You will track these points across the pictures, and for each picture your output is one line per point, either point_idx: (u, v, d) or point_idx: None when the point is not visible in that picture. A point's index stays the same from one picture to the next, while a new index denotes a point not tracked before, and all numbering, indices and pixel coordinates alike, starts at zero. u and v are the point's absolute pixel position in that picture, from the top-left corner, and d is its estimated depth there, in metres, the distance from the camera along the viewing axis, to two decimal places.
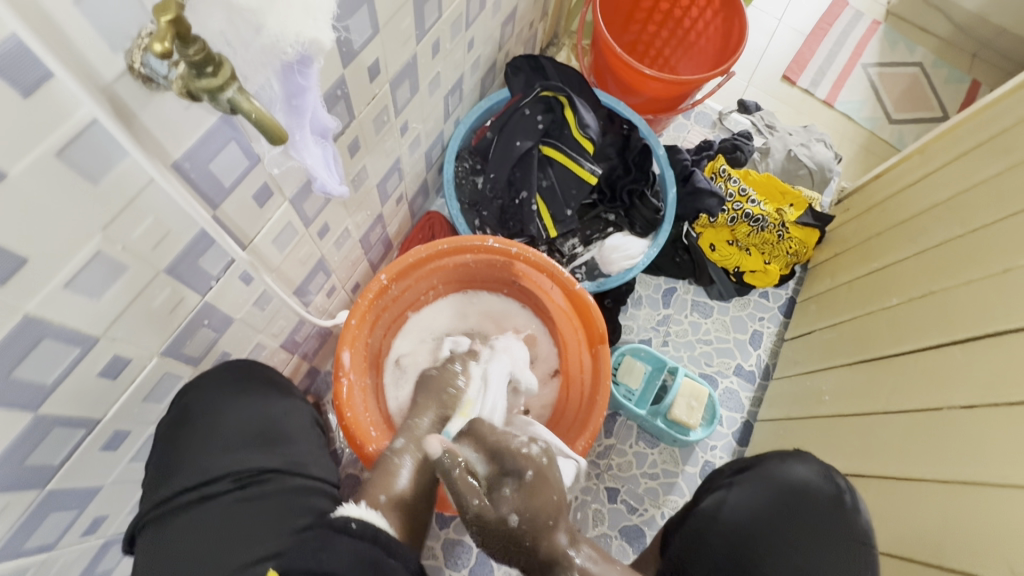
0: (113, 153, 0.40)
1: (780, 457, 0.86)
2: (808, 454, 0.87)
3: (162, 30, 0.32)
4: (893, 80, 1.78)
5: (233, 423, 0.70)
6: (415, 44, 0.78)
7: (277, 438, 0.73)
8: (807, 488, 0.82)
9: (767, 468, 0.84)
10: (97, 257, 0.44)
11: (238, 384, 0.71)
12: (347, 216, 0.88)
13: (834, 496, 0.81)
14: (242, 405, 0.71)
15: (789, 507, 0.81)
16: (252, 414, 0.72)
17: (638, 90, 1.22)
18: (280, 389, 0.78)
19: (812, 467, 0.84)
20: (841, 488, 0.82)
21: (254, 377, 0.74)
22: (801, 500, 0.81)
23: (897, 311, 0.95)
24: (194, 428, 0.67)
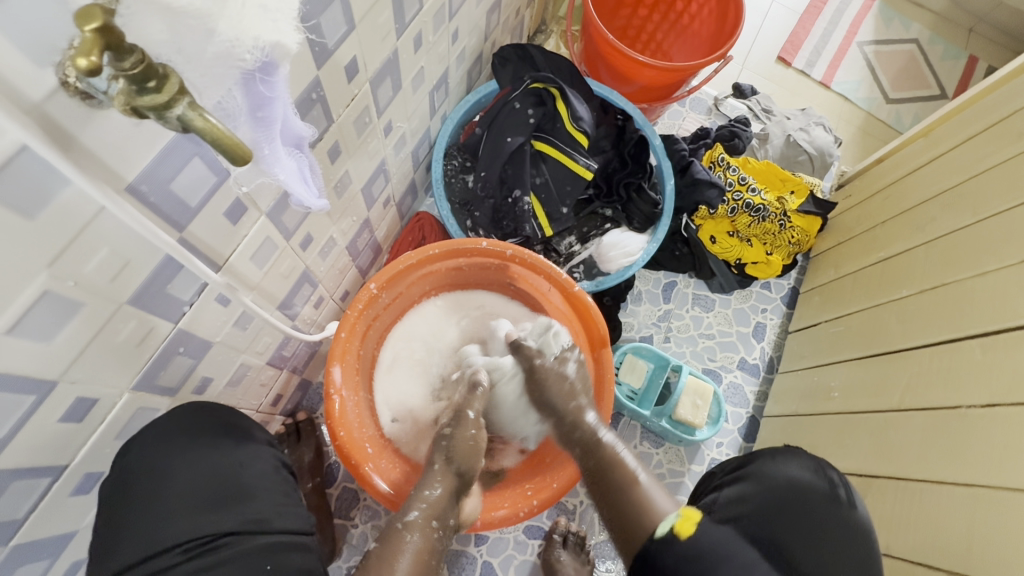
0: (50, 181, 0.36)
1: (780, 458, 0.82)
2: (814, 455, 0.82)
3: (88, 42, 0.28)
4: (889, 58, 1.74)
5: (188, 476, 0.60)
6: (395, 38, 0.73)
7: (245, 492, 0.62)
8: (799, 484, 0.68)
9: (758, 467, 0.72)
10: (45, 296, 0.40)
11: (190, 431, 0.62)
12: (330, 224, 0.83)
13: (830, 493, 0.67)
14: (198, 455, 0.62)
15: (784, 510, 0.66)
16: (212, 465, 0.62)
17: (631, 78, 1.17)
18: (243, 430, 0.68)
19: (806, 464, 0.71)
20: (835, 483, 0.69)
21: (212, 420, 0.65)
22: (800, 500, 0.66)
23: (907, 303, 0.92)
24: (141, 487, 0.58)
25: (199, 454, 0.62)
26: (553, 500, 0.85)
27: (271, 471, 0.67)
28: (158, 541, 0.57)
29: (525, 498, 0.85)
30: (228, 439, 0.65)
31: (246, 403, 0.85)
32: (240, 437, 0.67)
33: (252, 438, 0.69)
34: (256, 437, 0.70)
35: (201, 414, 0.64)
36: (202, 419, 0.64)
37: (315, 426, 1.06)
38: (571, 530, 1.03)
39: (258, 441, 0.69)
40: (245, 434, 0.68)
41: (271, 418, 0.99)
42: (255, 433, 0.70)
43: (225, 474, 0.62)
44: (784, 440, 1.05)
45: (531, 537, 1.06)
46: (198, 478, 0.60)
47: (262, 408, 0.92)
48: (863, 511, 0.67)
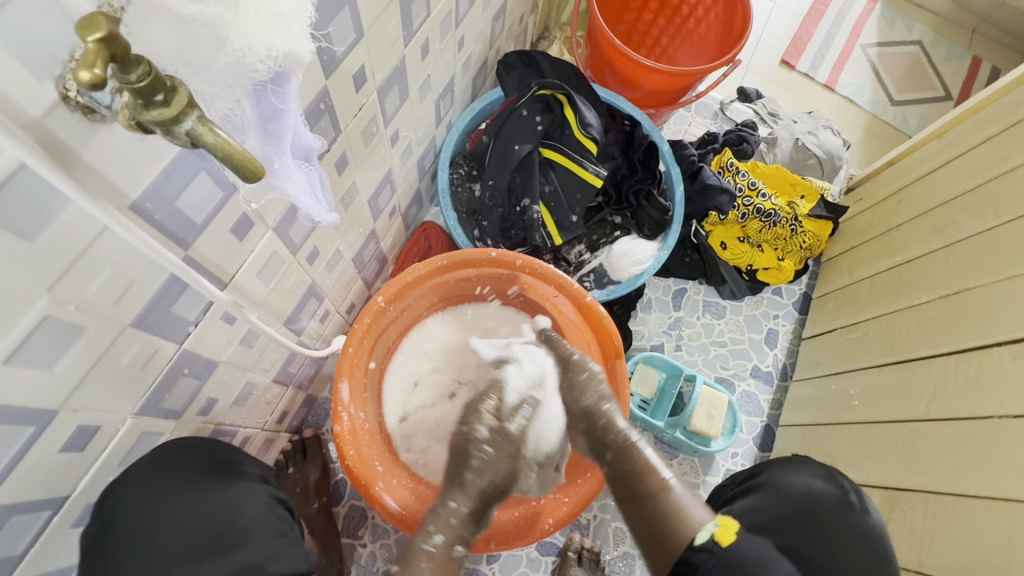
0: (50, 201, 0.33)
1: (781, 465, 0.77)
2: (810, 461, 0.78)
3: (92, 51, 0.25)
4: (893, 60, 1.73)
5: (174, 522, 0.56)
6: (402, 46, 0.71)
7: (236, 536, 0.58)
8: (817, 494, 0.71)
9: (770, 479, 0.75)
10: (45, 322, 0.37)
11: (174, 473, 0.58)
12: (337, 237, 0.80)
13: (842, 498, 0.70)
14: (181, 501, 0.57)
15: (808, 519, 0.68)
16: (196, 512, 0.58)
17: (638, 84, 1.15)
18: (235, 467, 0.65)
19: (816, 473, 0.74)
20: (846, 489, 0.72)
21: (198, 457, 0.61)
22: (815, 509, 0.69)
23: (928, 309, 0.90)
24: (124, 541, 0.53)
25: (184, 497, 0.58)
26: (569, 518, 0.82)
27: (265, 510, 0.63)
28: None
29: (540, 514, 0.82)
30: (215, 479, 0.61)
31: (252, 422, 0.83)
32: (231, 474, 0.63)
33: (242, 475, 0.65)
34: (248, 472, 0.66)
35: (189, 450, 0.60)
36: (188, 456, 0.60)
37: (323, 442, 1.03)
38: (585, 547, 1.01)
39: (249, 477, 0.65)
40: (236, 471, 0.65)
41: (277, 436, 0.96)
42: (247, 469, 0.66)
43: (214, 519, 0.58)
44: (803, 451, 1.02)
45: (544, 554, 1.03)
46: (181, 520, 0.57)
47: (268, 426, 0.90)
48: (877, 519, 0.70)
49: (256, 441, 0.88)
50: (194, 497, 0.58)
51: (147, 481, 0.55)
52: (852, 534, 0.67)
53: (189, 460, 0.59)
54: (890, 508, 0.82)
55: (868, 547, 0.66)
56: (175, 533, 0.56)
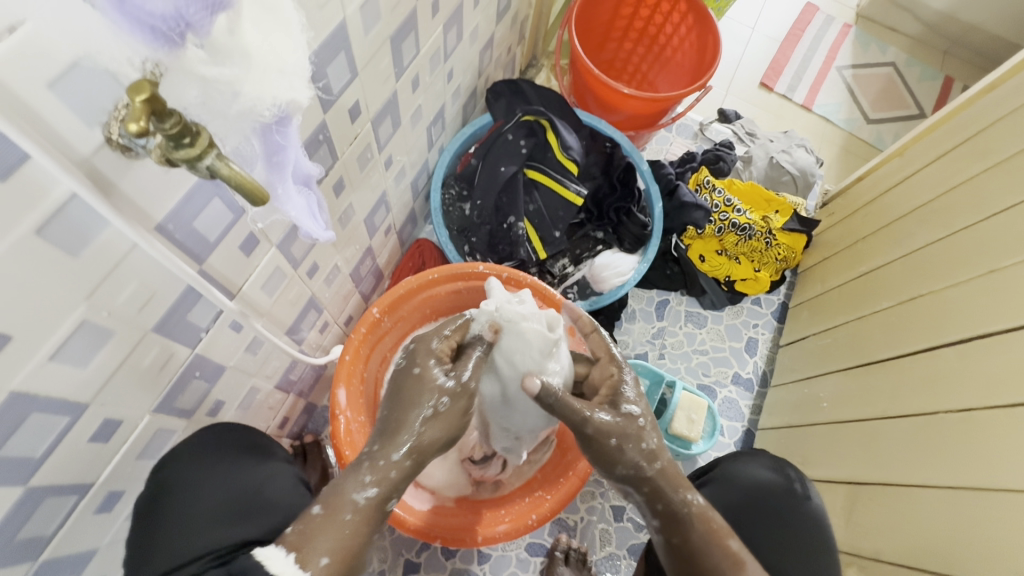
0: (92, 224, 0.40)
1: (733, 457, 0.85)
2: (762, 452, 0.86)
3: (138, 109, 0.32)
4: (867, 81, 1.82)
5: (217, 487, 0.70)
6: (394, 81, 0.79)
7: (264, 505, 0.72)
8: (765, 486, 0.81)
9: (725, 471, 0.83)
10: (81, 326, 0.44)
11: (218, 449, 0.71)
12: (336, 253, 0.88)
13: (787, 488, 0.81)
14: (223, 471, 0.71)
15: (754, 507, 0.80)
16: (235, 481, 0.72)
17: (617, 108, 1.23)
18: (264, 449, 0.78)
19: (766, 464, 0.83)
20: (793, 479, 0.82)
21: (238, 438, 0.74)
22: (761, 501, 0.80)
23: (888, 315, 0.96)
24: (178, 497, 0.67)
25: (228, 469, 0.72)
26: (551, 513, 0.87)
27: (291, 486, 0.76)
28: (192, 549, 0.66)
29: (525, 512, 0.87)
30: (252, 457, 0.75)
31: (256, 426, 0.89)
32: (262, 454, 0.77)
33: (272, 456, 0.79)
34: (276, 454, 0.80)
35: (231, 433, 0.73)
36: (230, 438, 0.73)
37: (322, 447, 1.09)
38: (572, 547, 1.04)
39: (277, 458, 0.79)
40: (265, 452, 0.78)
41: (278, 441, 1.02)
42: (275, 451, 0.80)
43: (250, 490, 0.73)
44: (778, 452, 1.07)
45: (533, 555, 1.08)
46: (221, 489, 0.71)
47: (270, 431, 0.96)
48: (817, 502, 0.81)
49: None
50: (234, 471, 0.72)
51: (198, 455, 0.68)
52: (791, 517, 0.79)
53: (231, 441, 0.73)
54: (852, 503, 0.87)
55: (808, 526, 0.79)
56: (217, 495, 0.70)
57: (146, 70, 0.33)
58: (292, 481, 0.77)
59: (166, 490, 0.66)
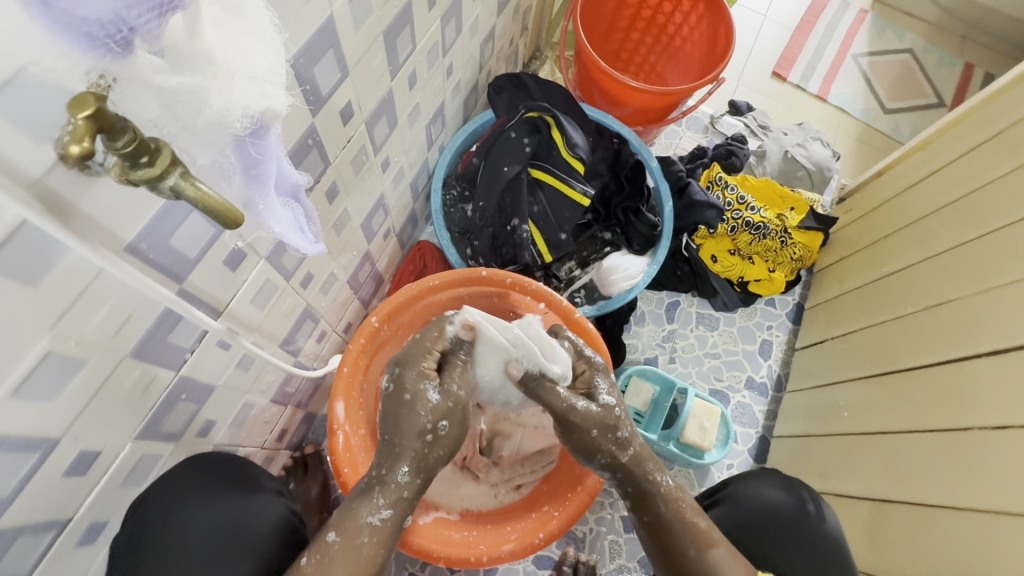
0: (50, 250, 0.36)
1: (743, 475, 0.81)
2: (772, 472, 0.82)
3: (82, 128, 0.28)
4: (884, 69, 1.75)
5: (206, 521, 0.67)
6: (389, 79, 0.74)
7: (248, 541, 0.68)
8: (778, 508, 0.77)
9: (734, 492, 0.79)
10: (46, 358, 0.40)
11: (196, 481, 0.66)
12: (331, 260, 0.84)
13: (799, 509, 0.76)
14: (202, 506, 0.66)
15: (770, 531, 0.75)
16: (219, 515, 0.68)
17: (625, 102, 1.18)
18: (255, 481, 0.73)
19: (777, 483, 0.79)
20: (806, 500, 0.78)
21: (222, 470, 0.70)
22: (773, 523, 0.76)
23: (913, 320, 0.91)
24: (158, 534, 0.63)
25: (214, 505, 0.68)
26: (560, 532, 0.84)
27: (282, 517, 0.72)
28: None
29: (533, 530, 0.84)
30: (241, 490, 0.71)
31: (252, 441, 0.86)
32: (252, 487, 0.72)
33: (262, 488, 0.73)
34: (266, 485, 0.74)
35: (218, 465, 0.69)
36: (215, 471, 0.68)
37: (323, 458, 1.06)
38: (581, 561, 1.01)
39: (267, 490, 0.73)
40: (255, 484, 0.73)
41: (277, 454, 0.99)
42: (265, 482, 0.74)
43: (239, 526, 0.68)
44: (794, 462, 1.03)
45: (541, 568, 1.05)
46: (205, 524, 0.67)
47: (268, 445, 0.93)
48: (833, 526, 0.76)
49: (256, 459, 0.91)
50: (222, 506, 0.68)
51: (180, 491, 0.65)
52: (807, 540, 0.74)
53: (216, 475, 0.68)
54: (875, 522, 0.82)
55: (824, 550, 0.74)
56: (207, 531, 0.67)
57: (92, 83, 0.30)
58: (276, 513, 0.72)
59: (146, 528, 0.62)
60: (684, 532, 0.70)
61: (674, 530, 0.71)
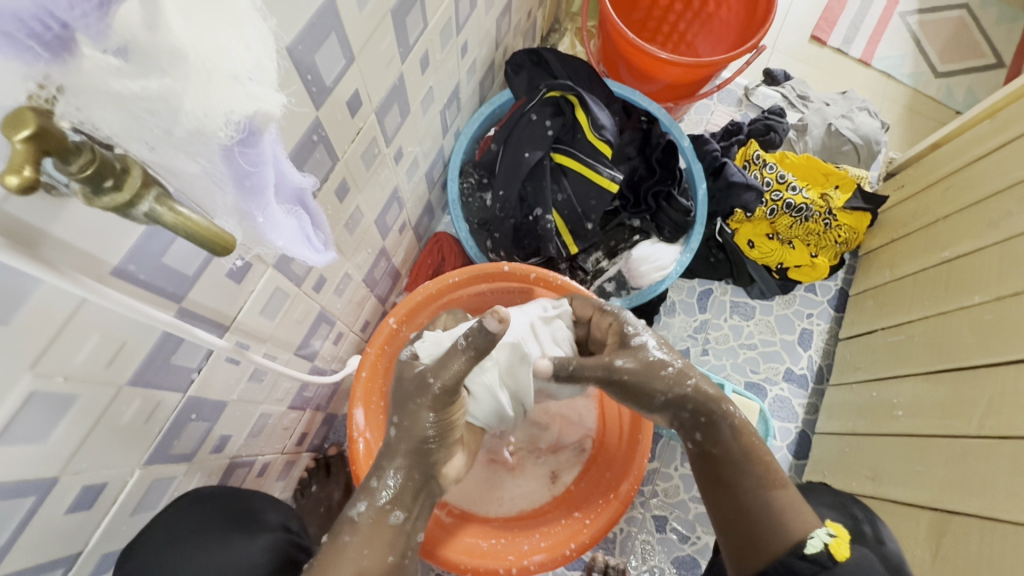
0: (20, 287, 0.32)
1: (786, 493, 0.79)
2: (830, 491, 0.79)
3: (21, 153, 0.23)
4: (936, 28, 1.60)
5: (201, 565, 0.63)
6: (399, 63, 0.68)
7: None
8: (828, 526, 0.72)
9: None
10: (32, 398, 0.36)
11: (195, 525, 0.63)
12: (344, 261, 0.79)
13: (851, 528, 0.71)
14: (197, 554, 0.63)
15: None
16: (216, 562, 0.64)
17: (654, 77, 1.09)
18: (255, 517, 0.69)
19: (827, 504, 0.75)
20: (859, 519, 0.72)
21: (219, 509, 0.66)
22: None
23: (980, 313, 0.85)
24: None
25: (208, 551, 0.64)
26: (591, 542, 0.79)
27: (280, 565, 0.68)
28: None
29: (563, 541, 0.79)
30: (239, 531, 0.67)
31: (271, 448, 0.83)
32: (251, 527, 0.68)
33: (263, 526, 0.70)
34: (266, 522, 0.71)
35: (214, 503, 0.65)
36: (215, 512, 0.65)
37: (346, 460, 1.04)
38: (611, 565, 0.98)
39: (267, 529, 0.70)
40: (256, 523, 0.70)
41: (298, 457, 0.96)
42: (266, 518, 0.71)
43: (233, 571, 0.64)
44: (841, 462, 0.98)
45: (570, 569, 1.02)
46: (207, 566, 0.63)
47: (288, 450, 0.90)
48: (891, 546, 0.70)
49: (277, 465, 0.89)
50: (217, 550, 0.64)
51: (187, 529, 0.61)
52: None
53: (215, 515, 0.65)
54: (939, 533, 0.77)
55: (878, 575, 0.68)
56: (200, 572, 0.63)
57: (34, 96, 0.24)
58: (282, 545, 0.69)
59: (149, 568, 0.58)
60: (749, 465, 0.68)
61: (738, 466, 0.68)
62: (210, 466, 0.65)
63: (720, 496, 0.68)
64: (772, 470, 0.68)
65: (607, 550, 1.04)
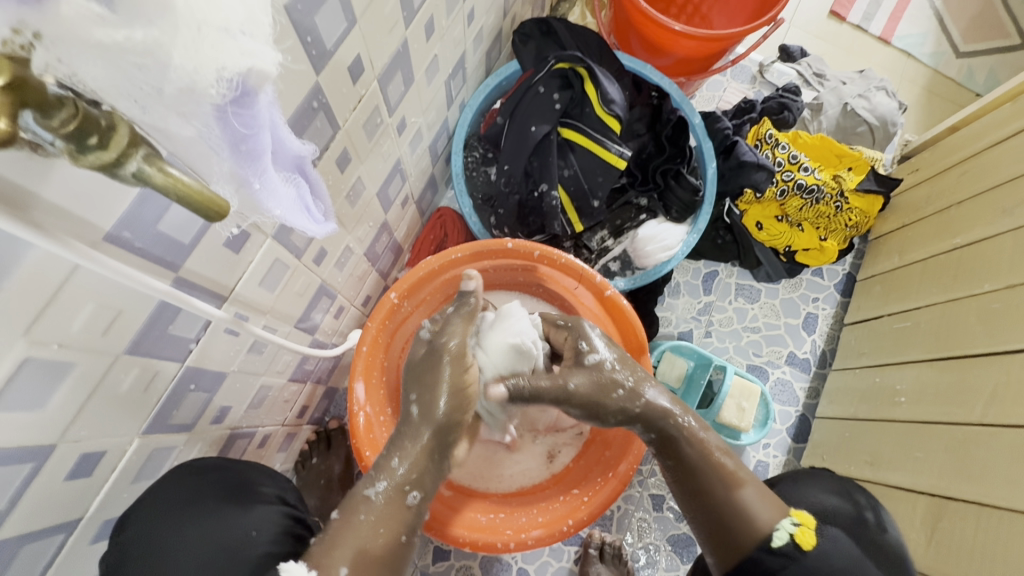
0: (8, 249, 0.31)
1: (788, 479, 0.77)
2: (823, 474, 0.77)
3: (1, 105, 0.22)
4: (961, 5, 1.54)
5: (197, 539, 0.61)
6: (404, 28, 0.65)
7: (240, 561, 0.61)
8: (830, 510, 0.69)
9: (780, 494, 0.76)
10: (26, 364, 0.36)
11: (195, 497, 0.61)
12: (346, 234, 0.78)
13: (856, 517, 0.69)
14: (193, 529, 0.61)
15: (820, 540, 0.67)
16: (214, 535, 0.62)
17: (666, 50, 1.05)
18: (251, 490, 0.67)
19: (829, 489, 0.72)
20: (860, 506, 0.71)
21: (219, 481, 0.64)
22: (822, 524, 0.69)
23: (990, 300, 0.83)
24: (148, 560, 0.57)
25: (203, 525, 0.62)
26: (589, 519, 0.79)
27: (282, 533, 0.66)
28: None
29: (560, 517, 0.80)
30: (233, 504, 0.65)
31: (272, 420, 0.83)
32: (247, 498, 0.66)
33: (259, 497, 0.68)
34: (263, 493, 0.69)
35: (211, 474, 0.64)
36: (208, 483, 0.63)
37: (347, 433, 1.05)
38: (606, 542, 1.00)
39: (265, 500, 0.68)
40: (251, 494, 0.67)
41: (299, 429, 0.97)
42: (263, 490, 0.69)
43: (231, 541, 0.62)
44: (838, 447, 0.98)
45: (567, 544, 1.04)
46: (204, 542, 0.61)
47: (289, 422, 0.90)
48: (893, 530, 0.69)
49: (278, 437, 0.89)
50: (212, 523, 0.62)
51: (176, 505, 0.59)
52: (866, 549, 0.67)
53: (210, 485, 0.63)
54: (935, 518, 0.77)
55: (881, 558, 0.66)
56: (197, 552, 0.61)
57: (9, 41, 0.22)
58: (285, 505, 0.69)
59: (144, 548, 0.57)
60: (708, 471, 0.69)
61: (703, 473, 0.69)
62: (210, 437, 0.66)
63: (700, 515, 0.69)
64: (731, 471, 0.69)
65: (603, 526, 1.05)
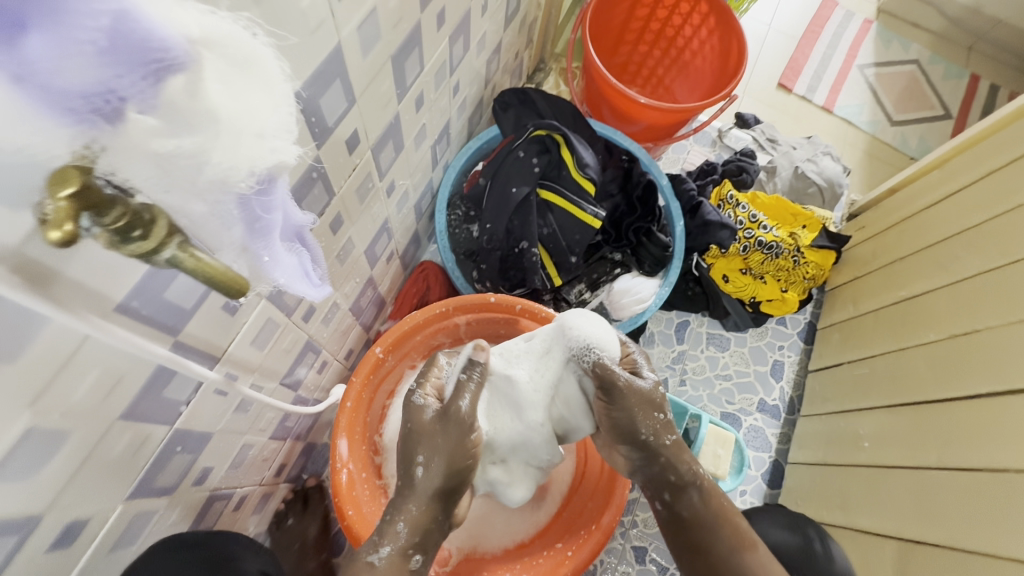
0: (30, 324, 0.32)
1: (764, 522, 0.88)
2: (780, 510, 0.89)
3: (62, 211, 0.26)
4: (890, 80, 1.72)
5: None
6: (396, 103, 0.70)
7: None
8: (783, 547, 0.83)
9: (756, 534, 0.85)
10: (29, 435, 0.36)
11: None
12: (334, 290, 0.80)
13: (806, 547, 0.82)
14: None
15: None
16: None
17: (635, 118, 1.14)
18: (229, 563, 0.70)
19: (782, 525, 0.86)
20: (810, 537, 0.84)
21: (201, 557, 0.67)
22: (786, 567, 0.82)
23: (936, 349, 0.90)
24: None
25: None
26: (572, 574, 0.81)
27: None
28: None
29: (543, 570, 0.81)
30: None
31: (250, 480, 0.81)
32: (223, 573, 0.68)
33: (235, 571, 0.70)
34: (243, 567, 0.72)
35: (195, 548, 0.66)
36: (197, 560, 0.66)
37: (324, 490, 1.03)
38: None
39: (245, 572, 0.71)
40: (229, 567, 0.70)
41: (276, 488, 0.95)
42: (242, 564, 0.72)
43: None
44: (812, 491, 1.02)
45: None
46: None
47: (266, 481, 0.88)
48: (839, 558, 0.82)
49: (255, 497, 0.87)
50: None
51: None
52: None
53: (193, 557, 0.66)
54: (903, 560, 0.81)
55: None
56: None
57: (77, 153, 0.25)
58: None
59: None
60: (719, 529, 0.69)
61: (711, 530, 0.69)
62: (189, 500, 0.65)
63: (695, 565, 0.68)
64: (743, 531, 0.69)
65: None
